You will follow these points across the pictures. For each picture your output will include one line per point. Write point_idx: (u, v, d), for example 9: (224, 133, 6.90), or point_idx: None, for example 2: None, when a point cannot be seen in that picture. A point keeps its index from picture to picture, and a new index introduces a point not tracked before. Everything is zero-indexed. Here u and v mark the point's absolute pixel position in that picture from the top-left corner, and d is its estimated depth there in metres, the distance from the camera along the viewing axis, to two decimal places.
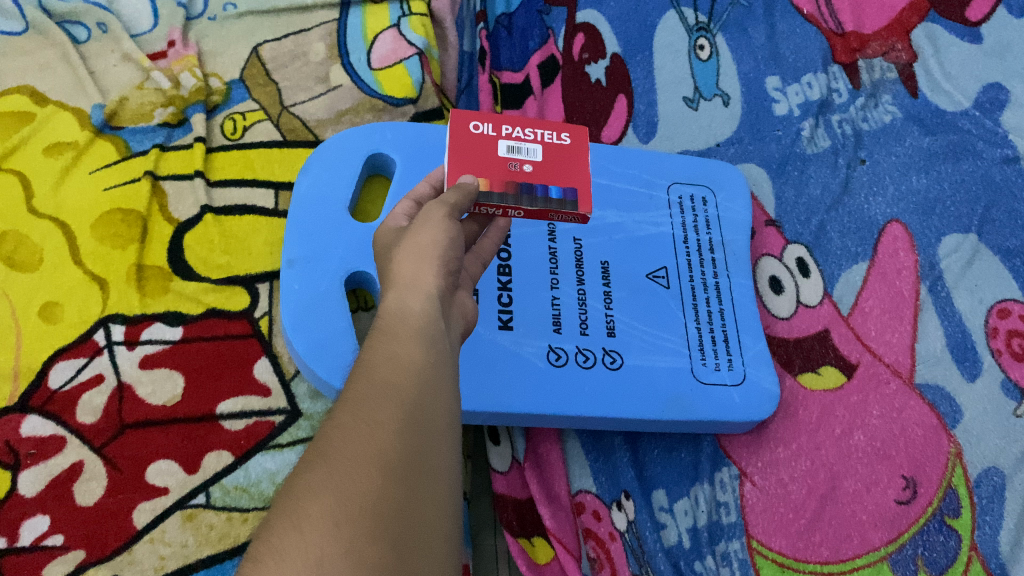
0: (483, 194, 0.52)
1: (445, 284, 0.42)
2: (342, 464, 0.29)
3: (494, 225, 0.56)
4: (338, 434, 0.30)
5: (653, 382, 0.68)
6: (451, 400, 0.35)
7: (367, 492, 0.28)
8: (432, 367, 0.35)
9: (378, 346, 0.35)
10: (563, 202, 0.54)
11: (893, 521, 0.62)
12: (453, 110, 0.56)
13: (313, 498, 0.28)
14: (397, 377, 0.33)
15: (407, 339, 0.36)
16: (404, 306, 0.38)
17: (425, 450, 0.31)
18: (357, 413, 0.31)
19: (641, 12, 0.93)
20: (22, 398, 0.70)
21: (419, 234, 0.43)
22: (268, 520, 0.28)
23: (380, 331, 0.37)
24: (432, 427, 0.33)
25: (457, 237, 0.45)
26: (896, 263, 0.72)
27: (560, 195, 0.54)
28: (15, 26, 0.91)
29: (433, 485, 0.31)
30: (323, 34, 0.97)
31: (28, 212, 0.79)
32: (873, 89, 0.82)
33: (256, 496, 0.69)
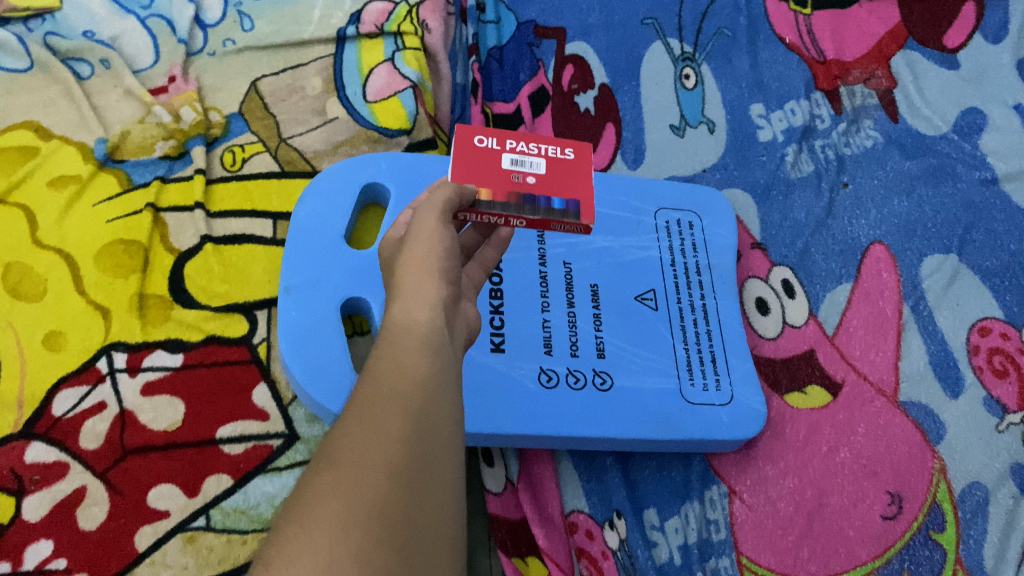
0: (484, 203, 0.55)
1: (447, 296, 0.43)
2: (350, 471, 0.31)
3: (495, 235, 0.57)
4: (346, 443, 0.32)
5: (641, 402, 0.69)
6: (455, 407, 0.37)
7: (374, 498, 0.30)
8: (436, 376, 0.37)
9: (383, 358, 0.37)
10: (567, 212, 0.56)
11: (879, 537, 0.64)
12: (458, 125, 0.58)
13: (322, 506, 0.29)
14: (401, 388, 0.35)
15: (411, 350, 0.38)
16: (408, 317, 0.40)
17: (430, 456, 0.33)
18: (364, 422, 0.33)
19: (629, 44, 0.97)
20: (26, 425, 0.72)
21: (420, 247, 0.45)
22: (280, 525, 0.30)
23: (385, 343, 0.38)
24: (436, 434, 0.34)
25: (454, 250, 0.46)
26: (879, 284, 0.74)
27: (563, 206, 0.57)
28: (20, 64, 0.93)
29: (437, 490, 0.32)
30: (319, 68, 1.00)
31: (33, 244, 0.81)
32: (855, 115, 0.84)
33: (255, 519, 0.70)
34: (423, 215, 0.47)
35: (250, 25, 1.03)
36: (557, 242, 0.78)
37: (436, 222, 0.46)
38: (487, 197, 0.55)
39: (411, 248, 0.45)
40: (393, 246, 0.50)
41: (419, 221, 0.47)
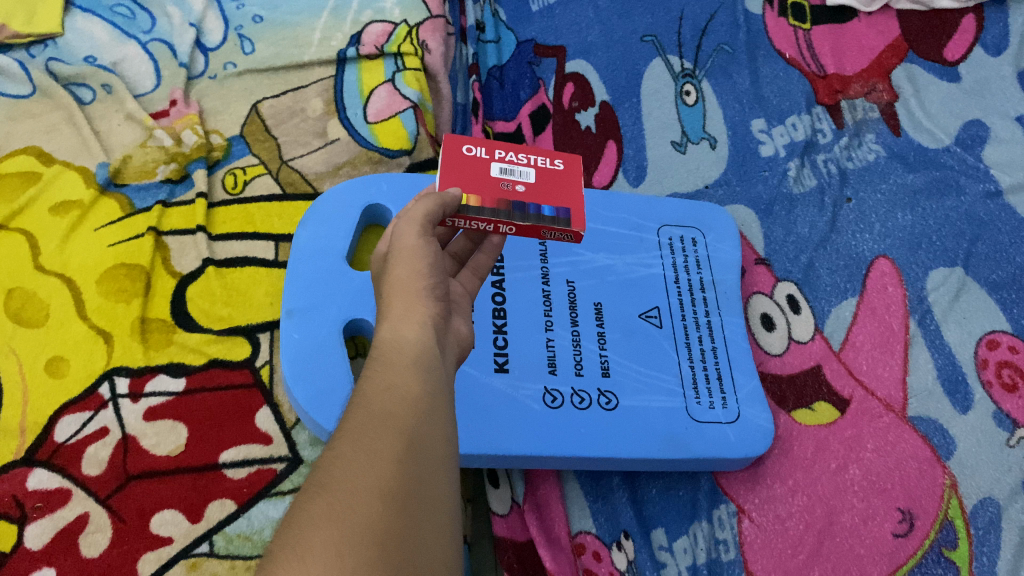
0: (472, 210, 0.54)
1: (437, 317, 0.43)
2: (344, 495, 0.30)
3: (488, 242, 0.57)
4: (338, 464, 0.31)
5: (647, 421, 0.69)
6: (447, 430, 0.37)
7: (369, 522, 0.29)
8: (428, 399, 0.37)
9: (374, 380, 0.37)
10: (557, 219, 0.56)
11: (891, 555, 0.63)
12: (446, 135, 0.58)
13: (316, 528, 0.28)
14: (394, 409, 0.35)
15: (403, 371, 0.37)
16: (399, 338, 0.40)
17: (425, 480, 0.33)
18: (358, 445, 0.32)
19: (629, 62, 0.96)
20: (29, 451, 0.72)
21: (409, 267, 0.44)
22: (270, 551, 0.28)
23: (376, 364, 0.38)
24: (429, 455, 0.34)
25: (441, 273, 0.46)
26: (885, 298, 0.74)
27: (553, 213, 0.56)
28: (23, 90, 0.94)
29: (430, 514, 0.32)
30: (320, 90, 1.00)
31: (35, 270, 0.81)
32: (857, 129, 0.85)
33: (258, 544, 0.69)
34: (408, 232, 0.46)
35: (250, 48, 1.03)
36: (560, 261, 0.77)
37: (426, 242, 0.46)
38: (475, 203, 0.55)
39: (401, 268, 0.45)
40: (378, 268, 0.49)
41: (405, 238, 0.46)
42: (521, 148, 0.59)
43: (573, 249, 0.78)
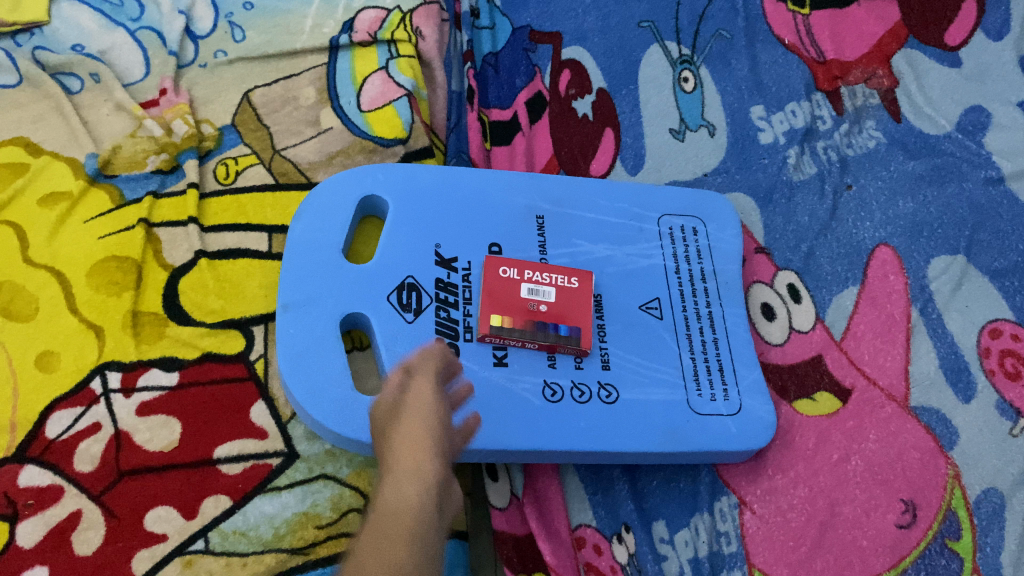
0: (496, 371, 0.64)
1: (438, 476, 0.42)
2: None
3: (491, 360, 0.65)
4: None
5: (647, 414, 0.68)
6: None
7: None
8: None
9: (369, 563, 0.36)
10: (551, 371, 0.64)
11: (894, 547, 0.62)
12: (487, 257, 0.72)
13: None
14: None
15: (397, 549, 0.36)
16: (398, 507, 0.39)
17: None
18: None
19: (626, 48, 0.95)
20: (20, 448, 0.70)
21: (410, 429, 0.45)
22: None
23: (371, 536, 0.37)
24: None
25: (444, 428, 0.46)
26: (886, 287, 0.73)
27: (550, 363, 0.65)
28: (9, 79, 0.92)
29: None
30: (313, 78, 0.99)
31: (24, 263, 0.80)
32: (856, 115, 0.84)
33: (255, 540, 0.68)
34: (414, 394, 0.49)
35: (241, 35, 1.01)
36: (558, 252, 0.76)
37: (432, 404, 0.48)
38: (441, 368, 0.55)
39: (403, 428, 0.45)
40: (387, 407, 0.49)
41: (411, 399, 0.48)
42: (545, 265, 0.72)
43: (572, 240, 0.77)
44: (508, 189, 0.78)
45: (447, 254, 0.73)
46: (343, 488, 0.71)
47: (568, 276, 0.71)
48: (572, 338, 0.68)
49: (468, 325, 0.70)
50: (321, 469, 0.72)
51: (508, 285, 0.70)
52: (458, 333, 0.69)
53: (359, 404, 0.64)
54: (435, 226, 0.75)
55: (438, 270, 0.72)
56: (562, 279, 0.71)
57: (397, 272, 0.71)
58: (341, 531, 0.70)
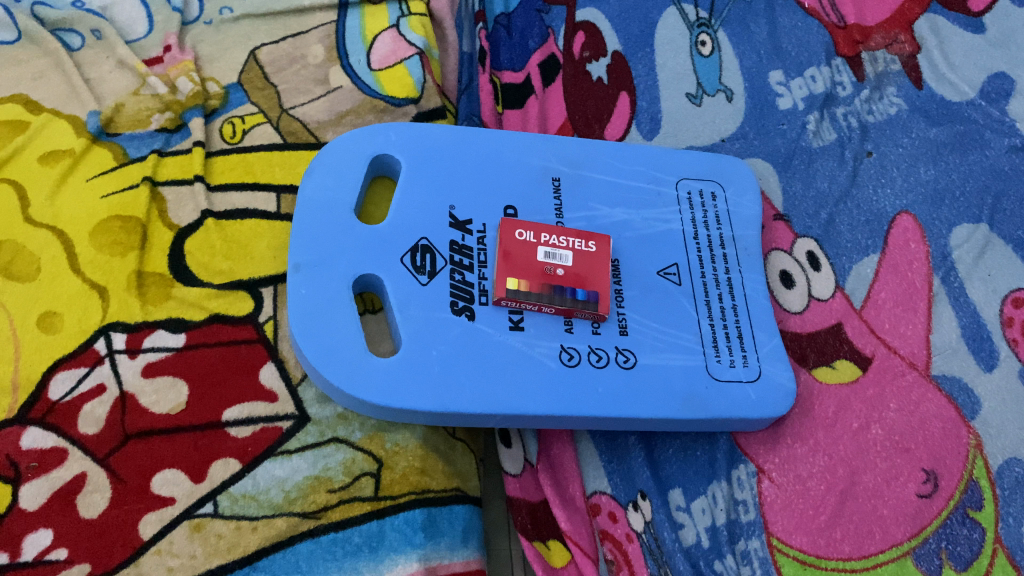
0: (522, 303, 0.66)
1: None
2: None
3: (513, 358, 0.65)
4: None
5: (666, 380, 0.67)
6: None
7: None
8: None
9: None
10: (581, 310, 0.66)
11: (915, 516, 0.61)
12: (503, 219, 0.70)
13: None
14: None
15: None
16: None
17: None
18: None
19: (641, 10, 0.92)
20: (22, 409, 0.69)
21: None
22: None
23: None
24: None
25: None
26: (907, 254, 0.71)
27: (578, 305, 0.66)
28: (8, 35, 0.89)
29: None
30: (322, 36, 0.96)
31: (25, 222, 0.78)
32: (878, 81, 0.81)
33: (265, 504, 0.67)
34: None
35: None
36: (575, 216, 0.74)
37: None
38: None
39: None
40: None
41: None
42: (562, 228, 0.70)
43: (589, 204, 0.75)
44: (523, 150, 0.76)
45: (461, 216, 0.72)
46: (356, 452, 0.70)
47: (585, 239, 0.70)
48: (589, 302, 0.67)
49: (484, 288, 0.68)
50: (333, 433, 0.71)
51: (524, 248, 0.69)
52: (473, 297, 0.68)
53: (371, 366, 0.63)
54: (449, 187, 0.73)
55: (453, 232, 0.71)
56: (579, 243, 0.70)
57: (411, 232, 0.70)
58: (353, 495, 0.68)
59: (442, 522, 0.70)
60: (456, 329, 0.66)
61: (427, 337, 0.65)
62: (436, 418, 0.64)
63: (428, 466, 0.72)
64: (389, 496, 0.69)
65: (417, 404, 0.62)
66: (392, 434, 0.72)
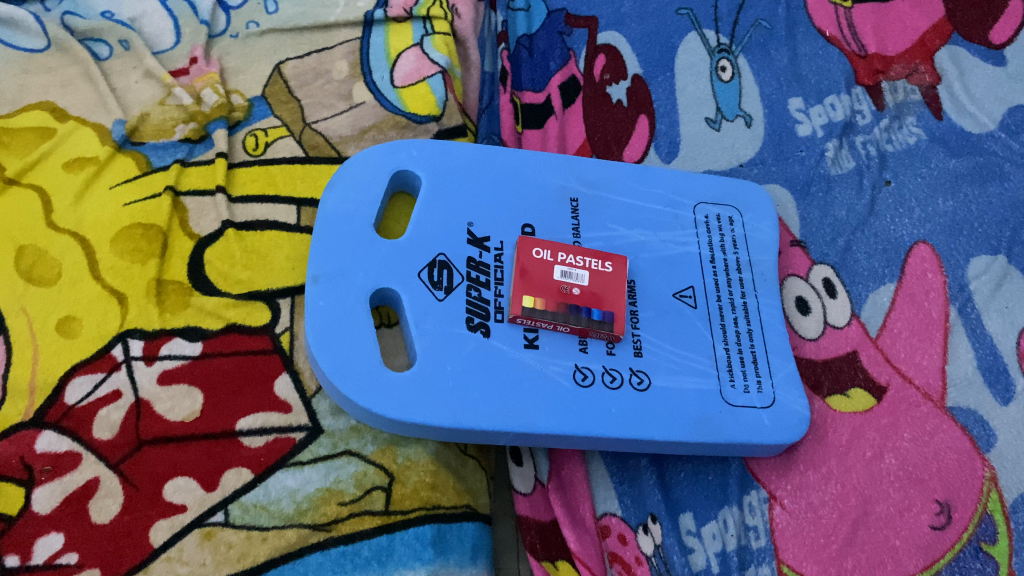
0: (538, 312, 0.67)
1: None
2: None
3: None
4: None
5: (680, 403, 0.67)
6: None
7: None
8: None
9: None
10: (602, 323, 0.67)
11: (927, 548, 0.60)
12: (520, 237, 0.70)
13: None
14: None
15: None
16: None
17: None
18: None
19: (663, 35, 0.93)
20: (38, 413, 0.69)
21: None
22: None
23: None
24: None
25: None
26: (924, 284, 0.71)
27: (600, 317, 0.67)
28: (38, 44, 0.91)
29: None
30: (346, 52, 0.98)
31: (47, 227, 0.79)
32: (897, 111, 0.81)
33: (276, 514, 0.67)
34: None
35: (275, 7, 1.00)
36: (593, 236, 0.74)
37: None
38: None
39: None
40: None
41: None
42: (579, 248, 0.71)
43: (606, 224, 0.75)
44: (543, 170, 0.77)
45: (479, 233, 0.72)
46: (368, 465, 0.70)
47: (602, 260, 0.70)
48: (604, 322, 0.67)
49: (500, 305, 0.68)
50: (346, 445, 0.71)
51: (541, 267, 0.69)
52: (489, 313, 0.68)
53: (386, 379, 0.63)
54: (468, 204, 0.73)
55: (470, 248, 0.71)
56: (596, 263, 0.70)
57: (429, 248, 0.70)
58: (364, 508, 0.68)
59: (451, 539, 0.70)
60: (471, 345, 0.66)
61: (442, 352, 0.65)
62: (449, 433, 0.65)
63: (440, 482, 0.72)
64: (400, 511, 0.69)
65: (430, 419, 0.62)
66: (404, 448, 0.72)
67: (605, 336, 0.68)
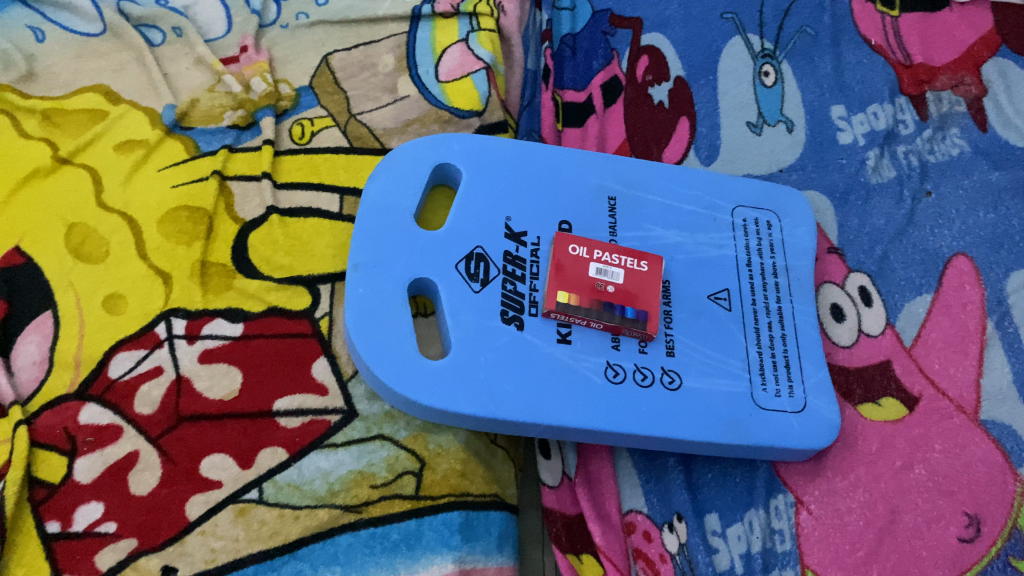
0: (572, 307, 0.67)
1: None
2: None
3: None
4: None
5: (710, 404, 0.67)
6: None
7: None
8: None
9: None
10: (636, 321, 0.68)
11: (954, 560, 0.60)
12: (556, 235, 0.71)
13: None
14: None
15: None
16: None
17: None
18: None
19: (706, 38, 0.93)
20: (82, 386, 0.71)
21: None
22: None
23: None
24: None
25: None
26: (961, 297, 0.70)
27: (634, 315, 0.68)
28: (93, 28, 0.93)
29: None
30: (392, 45, 0.99)
31: (97, 206, 0.81)
32: (941, 122, 0.81)
33: (309, 495, 0.69)
34: None
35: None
36: (629, 235, 0.75)
37: None
38: None
39: None
40: None
41: None
42: (615, 246, 0.71)
43: (643, 224, 0.76)
44: (582, 168, 0.78)
45: (516, 228, 0.73)
46: (399, 450, 0.71)
47: (637, 259, 0.71)
48: (638, 321, 0.68)
49: (534, 300, 0.69)
50: (379, 430, 0.72)
51: (577, 264, 0.70)
52: (524, 307, 0.69)
53: (421, 368, 0.64)
54: (508, 199, 0.74)
55: (508, 243, 0.72)
56: (631, 262, 0.71)
57: (467, 240, 0.71)
58: (394, 492, 0.70)
59: (478, 527, 0.71)
60: (505, 337, 0.67)
61: (476, 343, 0.66)
62: (480, 423, 0.65)
63: (469, 470, 0.73)
64: (429, 497, 0.70)
65: (463, 408, 0.63)
66: (435, 435, 0.73)
67: (636, 335, 0.69)
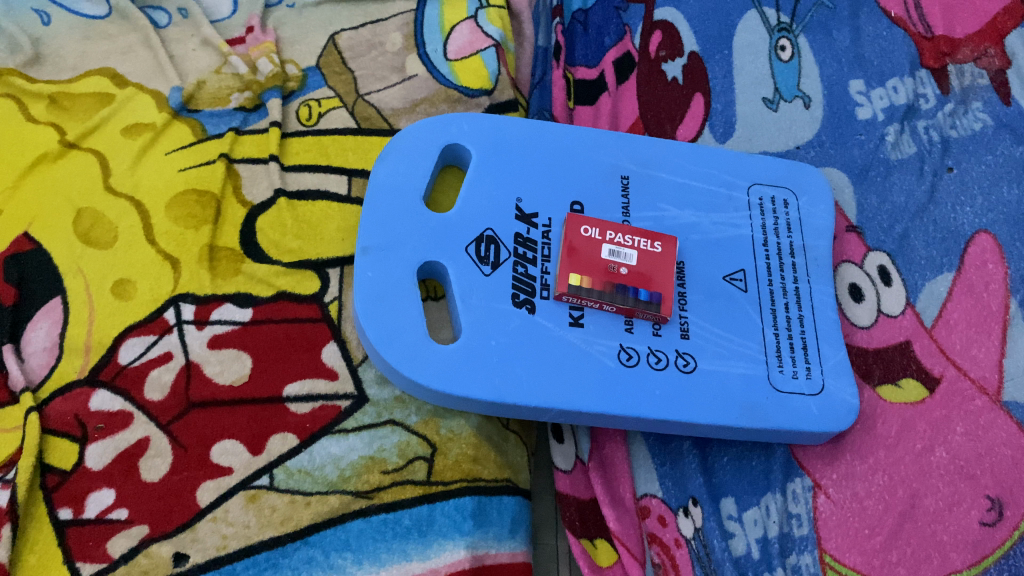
0: (586, 288, 0.66)
1: None
2: None
3: None
4: None
5: (726, 387, 0.66)
6: None
7: None
8: None
9: None
10: (649, 303, 0.66)
11: (976, 544, 0.58)
12: (568, 215, 0.70)
13: None
14: None
15: None
16: None
17: None
18: None
19: (721, 12, 0.90)
20: (92, 371, 0.71)
21: None
22: None
23: None
24: None
25: None
26: (984, 275, 0.67)
27: (648, 297, 0.66)
28: (99, 10, 0.93)
29: None
30: (400, 24, 0.98)
31: (105, 190, 0.80)
32: (963, 96, 0.76)
33: (320, 480, 0.68)
34: None
35: None
36: (642, 216, 0.73)
37: None
38: None
39: None
40: None
41: None
42: (628, 227, 0.70)
43: (657, 204, 0.74)
44: (595, 147, 0.76)
45: (527, 209, 0.72)
46: (411, 436, 0.71)
47: (651, 239, 0.69)
48: (651, 304, 0.66)
49: (546, 282, 0.68)
50: (390, 415, 0.71)
51: (589, 245, 0.68)
52: (535, 290, 0.68)
53: (432, 352, 0.63)
54: (518, 180, 0.73)
55: (518, 225, 0.71)
56: (645, 243, 0.69)
57: (477, 222, 0.70)
58: (406, 477, 0.69)
59: (491, 512, 0.70)
60: (517, 321, 0.66)
61: (487, 327, 0.65)
62: (492, 408, 0.65)
63: (481, 455, 0.72)
64: (441, 482, 0.70)
65: (474, 392, 0.62)
66: (447, 420, 0.72)
67: (648, 318, 0.67)
